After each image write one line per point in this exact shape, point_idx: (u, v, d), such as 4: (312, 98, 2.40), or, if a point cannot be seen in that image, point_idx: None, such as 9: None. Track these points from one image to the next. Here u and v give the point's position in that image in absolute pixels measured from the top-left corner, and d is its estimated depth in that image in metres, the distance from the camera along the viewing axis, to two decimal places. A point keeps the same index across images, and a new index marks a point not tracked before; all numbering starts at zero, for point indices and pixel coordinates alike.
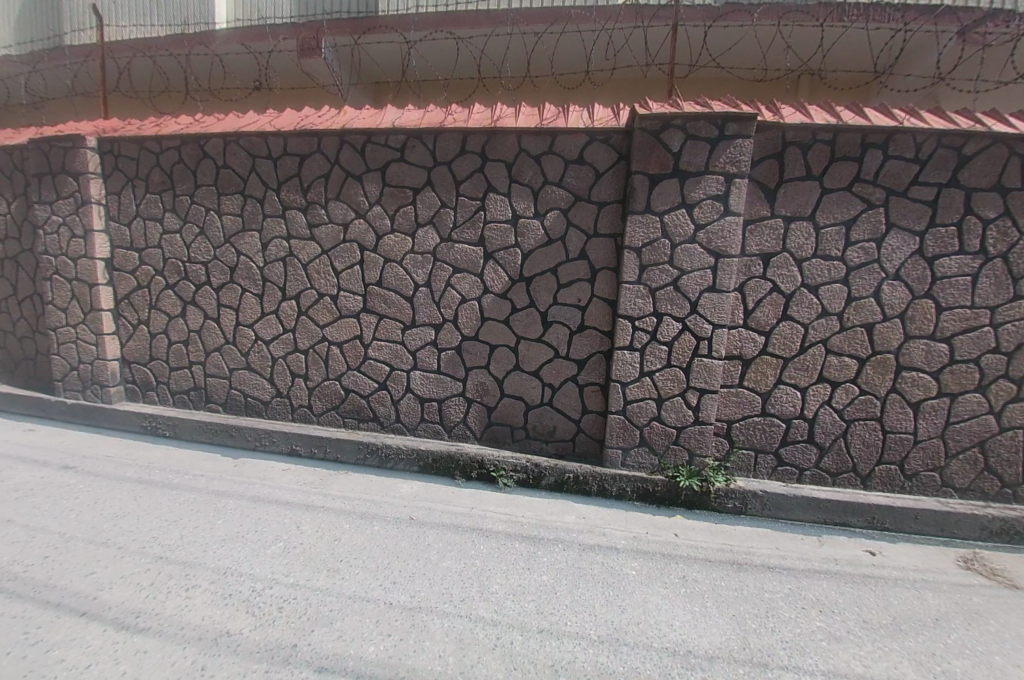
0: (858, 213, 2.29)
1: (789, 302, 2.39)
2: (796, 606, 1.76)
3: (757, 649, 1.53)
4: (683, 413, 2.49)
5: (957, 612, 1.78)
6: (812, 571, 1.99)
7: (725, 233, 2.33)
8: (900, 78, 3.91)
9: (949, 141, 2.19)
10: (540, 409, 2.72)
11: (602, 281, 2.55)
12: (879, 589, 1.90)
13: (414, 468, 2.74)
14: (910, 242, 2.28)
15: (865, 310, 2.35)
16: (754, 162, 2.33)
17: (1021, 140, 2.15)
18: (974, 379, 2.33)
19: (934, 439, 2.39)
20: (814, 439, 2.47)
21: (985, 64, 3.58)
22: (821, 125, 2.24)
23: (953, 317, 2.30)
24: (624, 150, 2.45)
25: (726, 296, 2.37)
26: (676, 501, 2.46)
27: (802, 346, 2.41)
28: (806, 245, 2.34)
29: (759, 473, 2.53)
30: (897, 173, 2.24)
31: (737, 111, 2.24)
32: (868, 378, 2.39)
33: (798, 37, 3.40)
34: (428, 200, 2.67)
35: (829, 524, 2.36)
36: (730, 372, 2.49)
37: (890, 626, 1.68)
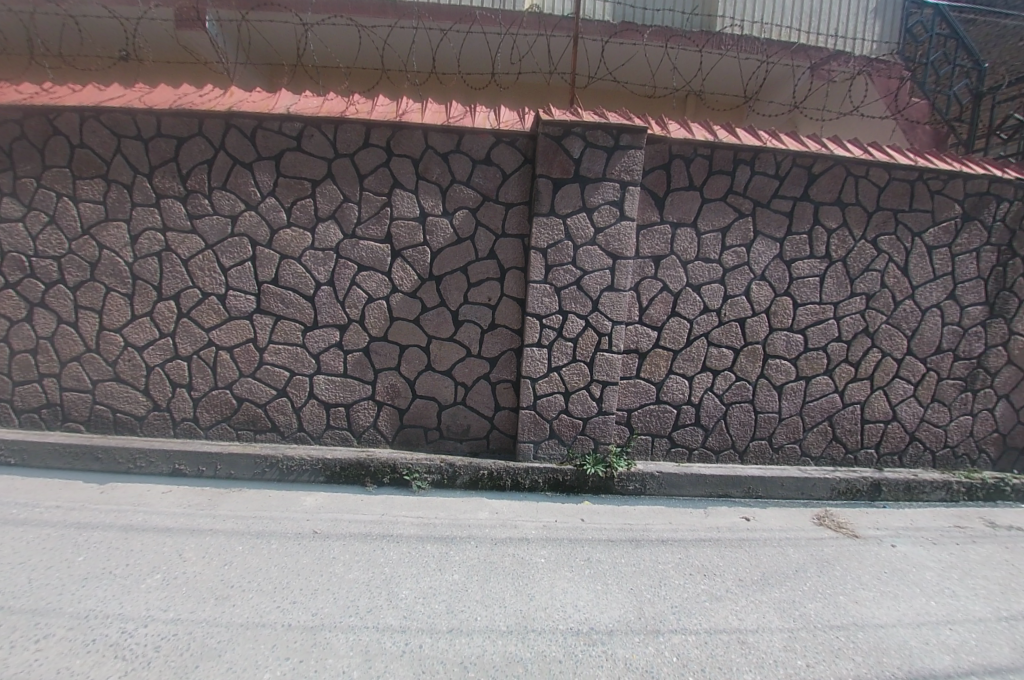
0: (732, 221, 2.59)
1: (677, 300, 2.63)
2: (684, 572, 1.96)
3: (651, 616, 1.68)
4: (588, 405, 2.63)
5: (811, 561, 2.10)
6: (698, 540, 2.22)
7: (621, 236, 2.50)
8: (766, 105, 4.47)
9: (801, 161, 2.56)
10: (453, 408, 2.70)
11: (511, 281, 2.61)
12: (752, 549, 2.17)
13: (320, 479, 2.58)
14: (772, 248, 2.63)
15: (738, 307, 2.66)
16: (646, 171, 2.52)
17: (853, 163, 2.59)
18: (823, 364, 2.75)
19: (795, 416, 2.78)
20: (700, 421, 2.74)
21: (830, 97, 4.21)
22: (700, 141, 2.49)
23: (807, 312, 2.69)
24: (529, 154, 2.53)
25: (623, 295, 2.55)
26: (584, 488, 2.59)
27: (688, 339, 2.67)
28: (690, 248, 2.59)
29: (655, 455, 2.76)
30: (762, 187, 2.57)
31: (630, 123, 2.42)
32: (742, 366, 2.71)
33: (683, 60, 3.77)
34: (329, 194, 2.52)
35: (714, 497, 2.64)
36: (629, 365, 2.67)
37: (760, 580, 1.94)
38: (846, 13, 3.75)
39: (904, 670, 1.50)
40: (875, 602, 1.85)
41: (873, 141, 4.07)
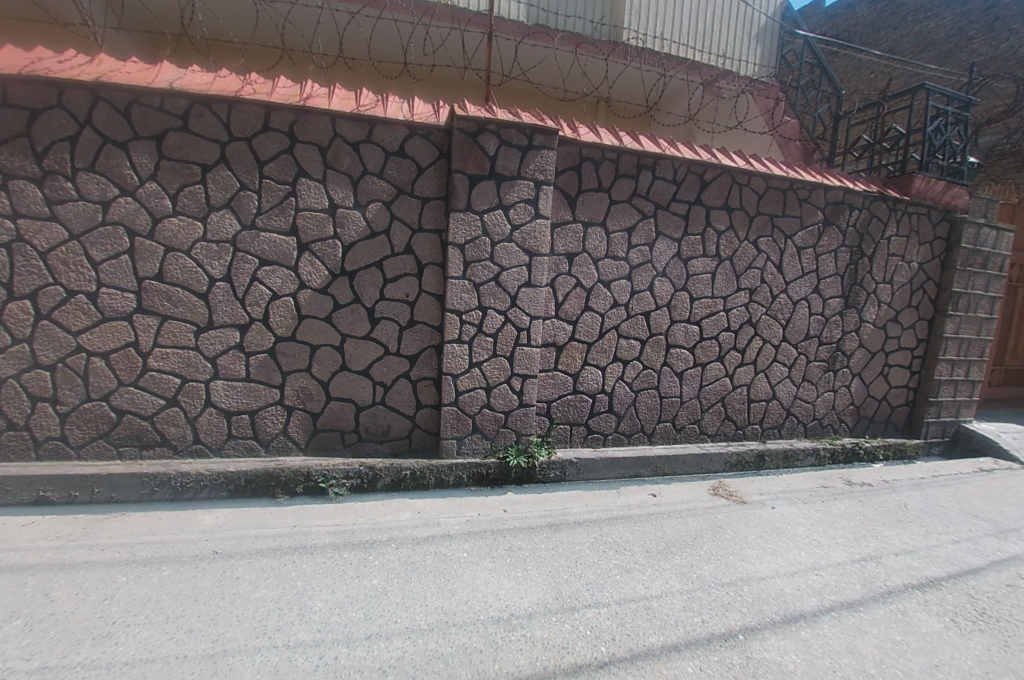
0: (637, 221, 2.78)
1: (590, 295, 2.78)
2: (599, 549, 2.09)
3: (567, 595, 1.78)
4: (509, 399, 2.69)
5: (707, 528, 2.35)
6: (611, 518, 2.38)
7: (536, 233, 2.59)
8: (666, 116, 4.85)
9: (694, 169, 2.82)
10: (371, 409, 2.61)
11: (429, 276, 2.57)
12: (658, 522, 2.38)
13: (222, 494, 2.35)
14: (672, 247, 2.88)
15: (644, 301, 2.88)
16: (559, 172, 2.63)
17: (737, 172, 2.91)
18: (716, 351, 3.08)
19: (694, 398, 3.08)
20: (613, 408, 2.93)
21: (720, 113, 4.66)
22: (607, 146, 2.65)
23: (702, 306, 2.99)
24: (445, 148, 2.51)
25: (539, 291, 2.64)
26: (508, 480, 2.65)
27: (601, 332, 2.83)
28: (600, 246, 2.75)
29: (574, 442, 2.90)
30: (662, 191, 2.80)
31: (543, 124, 2.50)
32: (649, 356, 2.95)
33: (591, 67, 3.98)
34: (223, 181, 2.29)
35: (627, 477, 2.84)
36: (547, 358, 2.77)
37: (664, 549, 2.13)
38: (732, 36, 4.17)
39: (780, 615, 1.77)
40: (757, 558, 2.13)
41: (754, 154, 4.61)
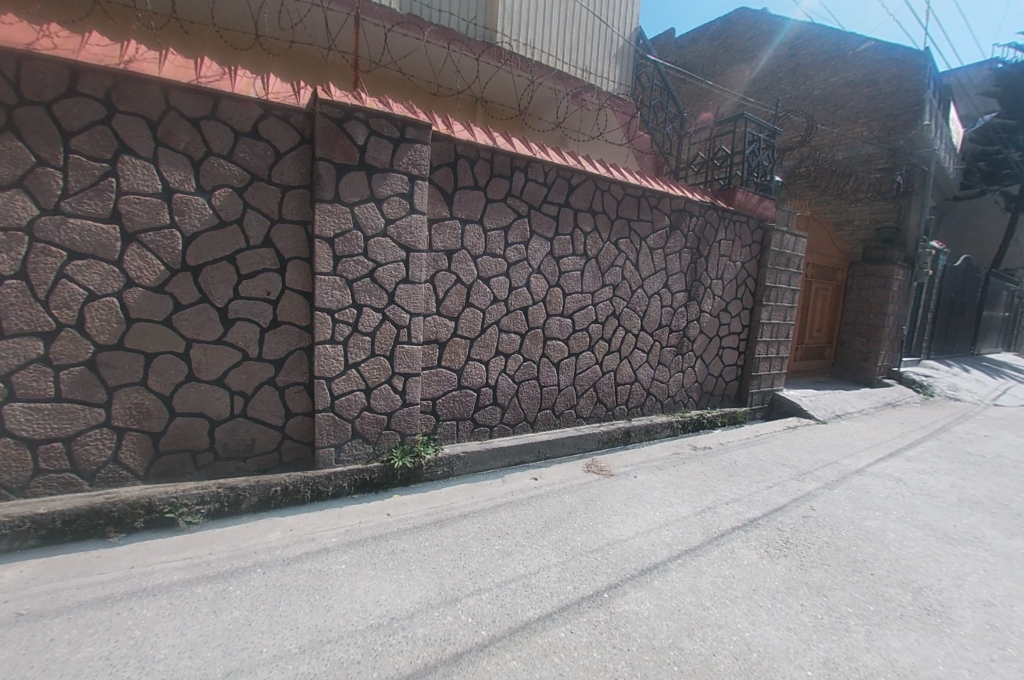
0: (512, 220, 2.92)
1: (470, 291, 2.83)
2: (482, 538, 2.16)
3: (450, 588, 1.80)
4: (391, 399, 2.62)
5: (581, 502, 2.58)
6: (495, 507, 2.47)
7: (412, 229, 2.55)
8: (538, 122, 5.11)
9: (563, 173, 3.05)
10: (230, 423, 2.34)
11: (294, 272, 2.38)
12: (538, 503, 2.54)
13: (29, 544, 1.87)
14: (545, 246, 3.07)
15: (521, 297, 3.03)
16: (433, 167, 2.62)
17: (600, 178, 3.21)
18: (586, 342, 3.37)
19: (570, 386, 3.35)
20: (498, 401, 3.05)
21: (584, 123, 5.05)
22: (481, 145, 2.72)
23: (574, 300, 3.26)
24: (307, 134, 2.33)
25: (418, 287, 2.61)
26: (393, 482, 2.60)
27: (483, 327, 2.91)
28: (478, 244, 2.82)
29: (461, 437, 2.95)
30: (535, 192, 2.97)
31: (415, 117, 2.47)
32: (528, 348, 3.11)
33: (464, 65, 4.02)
34: (7, 151, 1.81)
35: (511, 465, 2.99)
36: (430, 355, 2.76)
37: (543, 528, 2.29)
38: (593, 53, 4.57)
39: (638, 569, 2.03)
40: (621, 523, 2.41)
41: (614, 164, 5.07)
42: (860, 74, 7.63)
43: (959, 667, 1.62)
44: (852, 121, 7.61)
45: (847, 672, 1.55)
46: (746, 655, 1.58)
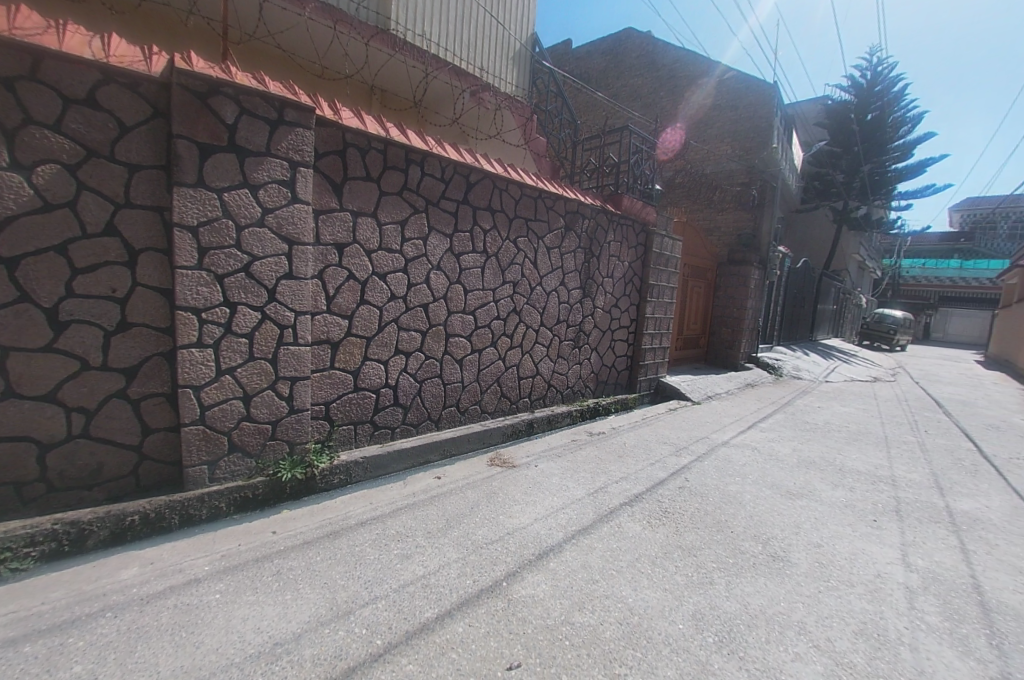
0: (408, 215, 2.87)
1: (365, 288, 2.73)
2: (379, 544, 2.10)
3: (343, 602, 1.72)
4: (275, 407, 2.42)
5: (483, 496, 2.65)
6: (395, 510, 2.42)
7: (295, 219, 2.36)
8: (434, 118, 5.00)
9: (460, 170, 3.07)
10: (67, 446, 1.95)
11: (149, 266, 2.07)
12: (440, 501, 2.54)
13: None
14: (443, 242, 3.08)
15: (421, 294, 3.01)
16: (319, 155, 2.45)
17: (497, 177, 3.30)
18: (488, 338, 3.47)
19: (474, 382, 3.43)
20: (398, 401, 3.00)
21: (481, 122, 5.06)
22: (373, 135, 2.61)
23: (475, 297, 3.33)
24: (162, 106, 2.02)
25: (304, 284, 2.43)
26: (282, 497, 2.41)
27: (379, 326, 2.83)
28: (372, 238, 2.72)
29: (360, 441, 2.84)
30: (431, 187, 2.95)
31: (296, 99, 2.28)
32: (429, 346, 3.11)
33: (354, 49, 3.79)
34: None
35: (414, 467, 2.97)
36: (320, 357, 2.59)
37: (444, 525, 2.30)
38: (491, 53, 4.63)
39: (535, 553, 2.14)
40: (521, 511, 2.52)
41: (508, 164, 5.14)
42: (724, 100, 8.79)
43: (793, 601, 1.97)
44: (719, 140, 8.74)
45: (710, 619, 1.80)
46: (629, 619, 1.75)
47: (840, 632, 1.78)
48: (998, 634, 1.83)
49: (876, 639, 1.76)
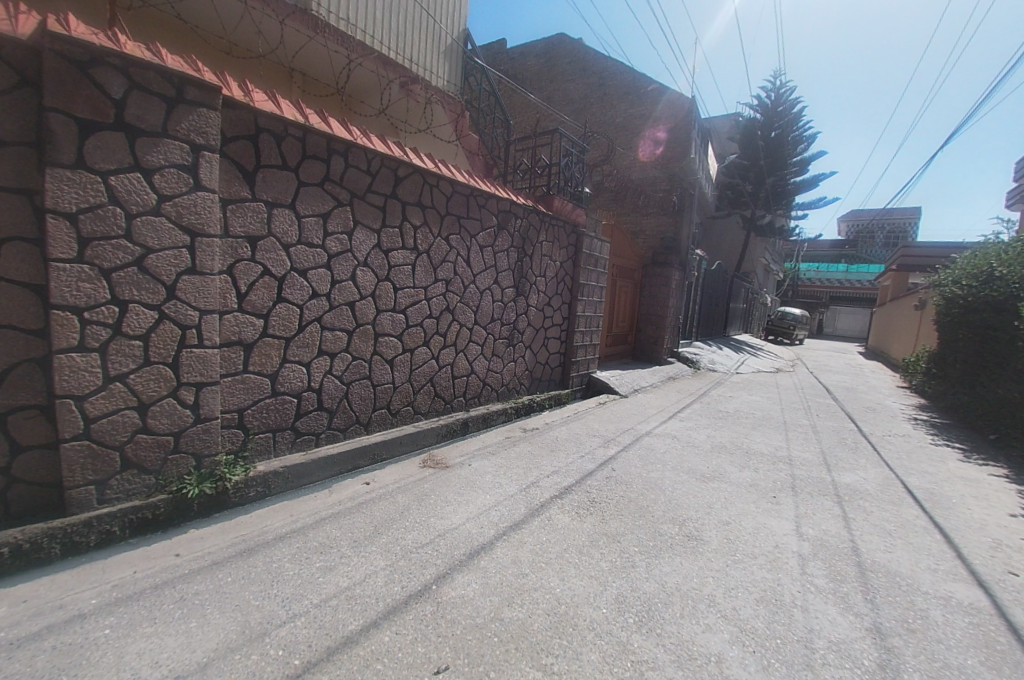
0: (330, 208, 2.73)
1: (282, 285, 2.56)
2: (300, 559, 1.99)
3: (257, 624, 1.60)
4: (178, 416, 2.19)
5: (414, 499, 2.61)
6: (319, 521, 2.31)
7: (199, 209, 2.15)
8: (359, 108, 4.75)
9: (387, 163, 2.98)
10: None
11: (13, 258, 1.76)
12: (367, 508, 2.47)
13: None
14: (370, 238, 2.98)
15: (346, 292, 2.89)
16: (227, 139, 2.24)
17: (427, 172, 3.25)
18: (421, 337, 3.44)
19: (405, 383, 3.38)
20: (323, 405, 2.85)
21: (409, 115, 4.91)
22: (290, 121, 2.45)
23: (405, 295, 3.27)
24: (28, 71, 1.73)
25: (211, 280, 2.22)
26: (188, 515, 2.19)
27: (300, 326, 2.67)
28: (290, 231, 2.55)
29: (279, 450, 2.66)
30: (356, 179, 2.84)
31: (199, 76, 2.06)
32: (356, 346, 3.00)
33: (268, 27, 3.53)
34: None
35: (341, 473, 2.86)
36: (232, 359, 2.39)
37: (372, 532, 2.24)
38: (422, 45, 4.54)
39: (466, 553, 2.15)
40: (453, 512, 2.52)
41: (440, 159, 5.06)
42: (648, 111, 9.36)
43: (704, 576, 2.16)
44: (644, 148, 9.30)
45: (631, 601, 1.92)
46: (556, 609, 1.82)
47: (744, 600, 1.99)
48: (870, 589, 2.15)
49: (773, 603, 1.98)
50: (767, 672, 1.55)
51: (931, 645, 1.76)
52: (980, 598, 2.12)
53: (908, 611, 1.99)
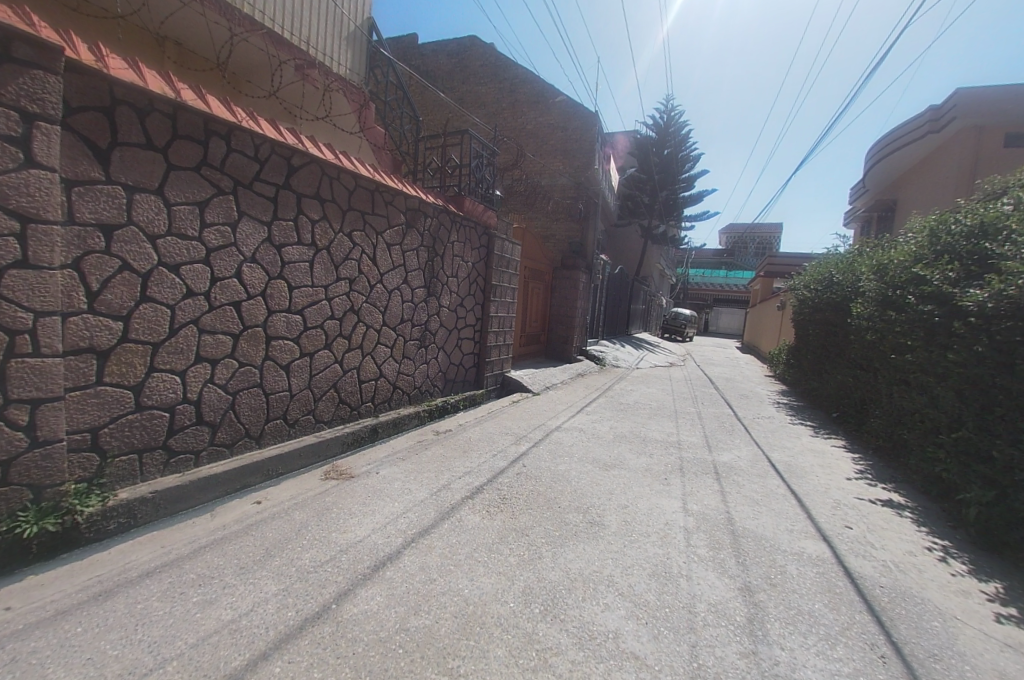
0: (209, 197, 2.44)
1: (148, 282, 2.22)
2: (172, 596, 1.75)
3: (116, 675, 1.36)
4: (5, 441, 1.77)
5: (313, 515, 2.46)
6: (199, 549, 2.07)
7: (33, 188, 1.76)
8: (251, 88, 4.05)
9: (279, 151, 2.75)
10: None
11: None
12: (259, 530, 2.27)
13: None
14: (259, 231, 2.73)
15: (231, 291, 2.61)
16: (70, 107, 1.87)
17: (326, 164, 3.07)
18: (321, 340, 3.25)
19: (304, 390, 3.16)
20: (204, 419, 2.55)
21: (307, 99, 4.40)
22: (158, 95, 2.14)
23: (301, 294, 3.05)
24: None
25: (50, 275, 1.84)
26: (21, 561, 1.79)
27: (172, 329, 2.35)
28: (157, 221, 2.23)
29: (148, 474, 2.31)
30: (240, 167, 2.58)
31: (30, 29, 1.70)
32: (244, 351, 2.73)
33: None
34: None
35: (228, 493, 2.59)
36: (81, 370, 2.01)
37: (262, 556, 2.06)
38: (323, 29, 4.29)
39: (371, 566, 2.07)
40: (357, 524, 2.41)
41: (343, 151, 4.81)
42: (556, 120, 9.79)
43: (604, 559, 2.33)
44: (553, 156, 9.72)
45: (537, 592, 2.01)
46: (464, 610, 1.83)
47: (638, 577, 2.19)
48: (741, 553, 2.50)
49: (663, 576, 2.21)
50: (657, 641, 1.72)
51: (787, 595, 2.09)
52: (825, 551, 2.59)
53: (771, 568, 2.35)
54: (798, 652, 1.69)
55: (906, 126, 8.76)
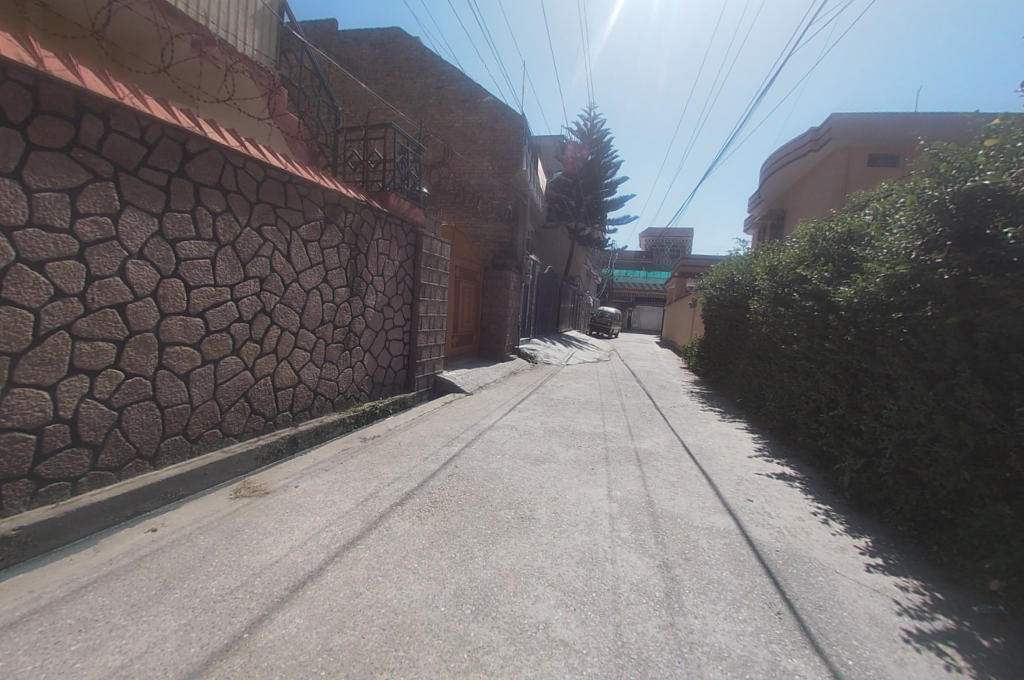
0: (82, 183, 2.12)
1: (3, 282, 1.86)
2: (40, 647, 1.49)
3: None
4: None
5: (222, 538, 2.26)
6: (80, 591, 1.79)
7: None
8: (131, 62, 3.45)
9: (171, 134, 2.47)
10: None
11: None
12: (158, 561, 2.04)
13: None
14: (147, 223, 2.42)
15: (113, 291, 2.29)
16: None
17: (229, 152, 2.81)
18: (228, 345, 2.98)
19: (208, 402, 2.88)
20: (82, 440, 2.21)
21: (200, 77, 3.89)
22: (13, 60, 1.79)
23: (201, 295, 2.76)
24: None
25: None
26: None
27: (36, 338, 2.00)
28: (14, 209, 1.88)
29: (10, 510, 1.95)
30: (123, 149, 2.26)
31: None
32: (131, 360, 2.41)
33: None
34: None
35: (116, 523, 2.27)
36: None
37: (158, 589, 1.84)
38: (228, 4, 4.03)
39: (289, 587, 1.94)
40: (274, 543, 2.25)
41: (251, 138, 4.41)
42: (484, 119, 9.83)
43: (535, 552, 2.40)
44: (481, 155, 9.76)
45: (468, 592, 2.02)
46: (393, 620, 1.79)
47: (567, 565, 2.28)
48: (660, 532, 2.71)
49: (591, 562, 2.33)
50: (584, 625, 1.81)
51: (700, 568, 2.31)
52: (731, 524, 2.89)
53: (686, 543, 2.58)
54: (709, 619, 1.87)
55: (793, 143, 9.97)
